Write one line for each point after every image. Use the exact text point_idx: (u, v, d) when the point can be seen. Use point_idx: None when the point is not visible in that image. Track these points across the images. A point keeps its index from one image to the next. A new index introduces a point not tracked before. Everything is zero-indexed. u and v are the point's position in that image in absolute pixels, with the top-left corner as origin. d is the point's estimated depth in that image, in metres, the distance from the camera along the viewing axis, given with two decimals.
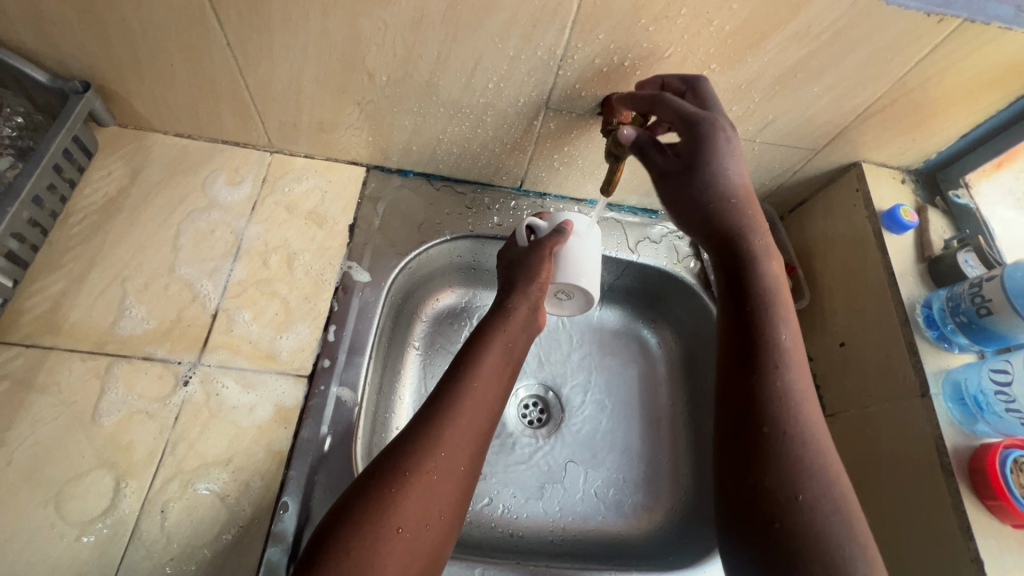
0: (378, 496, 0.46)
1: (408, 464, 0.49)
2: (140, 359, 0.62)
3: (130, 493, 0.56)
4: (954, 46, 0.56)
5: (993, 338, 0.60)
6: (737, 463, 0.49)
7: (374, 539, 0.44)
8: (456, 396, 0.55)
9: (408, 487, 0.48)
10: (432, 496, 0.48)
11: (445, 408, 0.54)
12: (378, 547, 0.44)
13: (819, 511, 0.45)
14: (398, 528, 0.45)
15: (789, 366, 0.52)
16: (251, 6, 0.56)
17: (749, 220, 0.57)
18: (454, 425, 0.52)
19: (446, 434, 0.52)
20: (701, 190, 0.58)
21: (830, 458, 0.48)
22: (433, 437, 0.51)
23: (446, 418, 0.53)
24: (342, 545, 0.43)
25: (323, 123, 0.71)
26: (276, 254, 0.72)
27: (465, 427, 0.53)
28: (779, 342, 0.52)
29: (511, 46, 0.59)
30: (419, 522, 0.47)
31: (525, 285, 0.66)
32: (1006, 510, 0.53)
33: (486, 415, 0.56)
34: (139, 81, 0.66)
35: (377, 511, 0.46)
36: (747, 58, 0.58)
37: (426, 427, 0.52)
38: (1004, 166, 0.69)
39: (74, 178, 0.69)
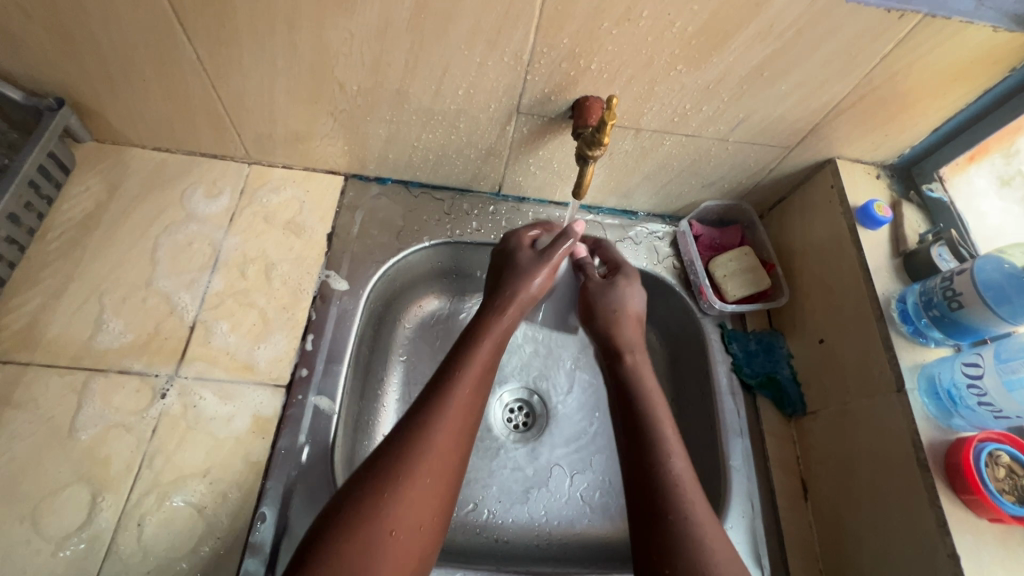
0: (366, 500, 0.45)
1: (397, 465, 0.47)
2: (116, 372, 0.62)
3: (106, 507, 0.56)
4: (919, 41, 0.56)
5: (967, 331, 0.60)
6: (643, 540, 0.49)
7: (365, 547, 0.43)
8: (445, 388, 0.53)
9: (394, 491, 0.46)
10: (422, 498, 0.47)
11: (434, 403, 0.52)
12: (370, 550, 0.43)
13: (701, 546, 0.47)
14: (389, 531, 0.44)
15: (670, 446, 0.54)
16: (217, 19, 0.56)
17: (626, 340, 0.66)
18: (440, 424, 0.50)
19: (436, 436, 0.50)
20: (604, 319, 0.68)
21: (697, 494, 0.51)
22: (421, 440, 0.49)
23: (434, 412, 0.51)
24: (334, 553, 0.42)
25: (298, 134, 0.72)
26: (254, 265, 0.72)
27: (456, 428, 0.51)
28: (661, 426, 0.56)
29: (478, 53, 0.59)
30: (411, 527, 0.46)
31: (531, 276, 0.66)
32: (982, 504, 0.53)
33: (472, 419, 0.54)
34: (113, 97, 0.67)
35: (365, 514, 0.44)
36: (712, 58, 0.59)
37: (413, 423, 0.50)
38: (976, 160, 0.70)
39: (52, 195, 0.70)
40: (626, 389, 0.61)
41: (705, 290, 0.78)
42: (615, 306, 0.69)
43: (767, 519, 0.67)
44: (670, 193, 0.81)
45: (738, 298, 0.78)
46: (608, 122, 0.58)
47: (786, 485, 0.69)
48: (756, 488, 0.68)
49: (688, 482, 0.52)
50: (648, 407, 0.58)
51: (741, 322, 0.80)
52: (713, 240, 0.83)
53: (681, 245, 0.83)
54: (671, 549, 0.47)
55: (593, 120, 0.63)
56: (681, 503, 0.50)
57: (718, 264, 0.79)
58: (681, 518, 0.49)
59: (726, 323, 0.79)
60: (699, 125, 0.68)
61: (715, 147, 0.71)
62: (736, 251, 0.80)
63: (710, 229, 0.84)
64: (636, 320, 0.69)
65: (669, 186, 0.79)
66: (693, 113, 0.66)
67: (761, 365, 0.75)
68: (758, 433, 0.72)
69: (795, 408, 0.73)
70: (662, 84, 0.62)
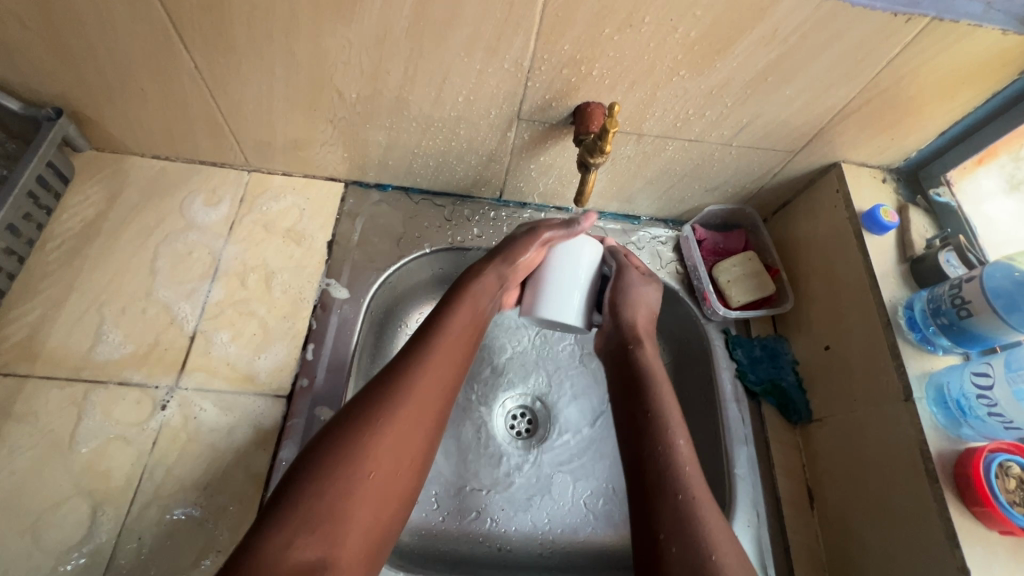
0: (347, 449, 0.48)
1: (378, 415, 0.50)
2: (117, 384, 0.62)
3: (107, 521, 0.56)
4: (926, 44, 0.55)
5: (976, 339, 0.59)
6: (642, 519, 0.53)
7: (344, 491, 0.46)
8: (426, 345, 0.56)
9: (377, 437, 0.49)
10: (401, 444, 0.50)
11: (415, 357, 0.55)
12: (350, 491, 0.46)
13: (701, 523, 0.51)
14: (371, 474, 0.47)
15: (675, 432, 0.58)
16: (215, 29, 0.56)
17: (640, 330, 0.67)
18: (412, 390, 0.52)
19: (409, 397, 0.52)
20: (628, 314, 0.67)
21: (699, 480, 0.54)
22: (401, 391, 0.51)
23: (416, 368, 0.53)
24: (317, 498, 0.45)
25: (298, 142, 0.71)
26: (254, 274, 0.71)
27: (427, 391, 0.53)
28: (665, 411, 0.60)
29: (477, 60, 0.58)
30: (388, 471, 0.48)
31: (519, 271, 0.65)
32: (992, 516, 0.52)
33: (448, 380, 0.55)
34: (112, 106, 0.66)
35: (349, 460, 0.47)
36: (715, 63, 0.58)
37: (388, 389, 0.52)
38: (984, 163, 0.68)
39: (51, 205, 0.69)
40: (629, 375, 0.65)
41: (709, 295, 0.77)
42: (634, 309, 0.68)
43: (773, 528, 0.66)
44: (673, 197, 0.80)
45: (742, 304, 0.77)
46: (610, 130, 0.57)
47: (792, 493, 0.69)
48: (761, 497, 0.68)
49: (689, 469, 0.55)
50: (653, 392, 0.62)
51: (745, 328, 0.79)
52: (716, 245, 0.82)
53: (684, 249, 0.82)
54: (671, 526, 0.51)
55: (595, 127, 0.62)
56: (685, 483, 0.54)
57: (721, 269, 0.78)
58: (682, 496, 0.53)
59: (730, 329, 0.78)
60: (702, 130, 0.67)
61: (719, 152, 0.71)
62: (740, 256, 0.79)
63: (713, 234, 0.83)
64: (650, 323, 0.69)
65: (671, 190, 0.79)
66: (696, 119, 0.65)
67: (766, 372, 0.75)
68: (764, 441, 0.71)
69: (801, 415, 0.72)
70: (664, 89, 0.61)
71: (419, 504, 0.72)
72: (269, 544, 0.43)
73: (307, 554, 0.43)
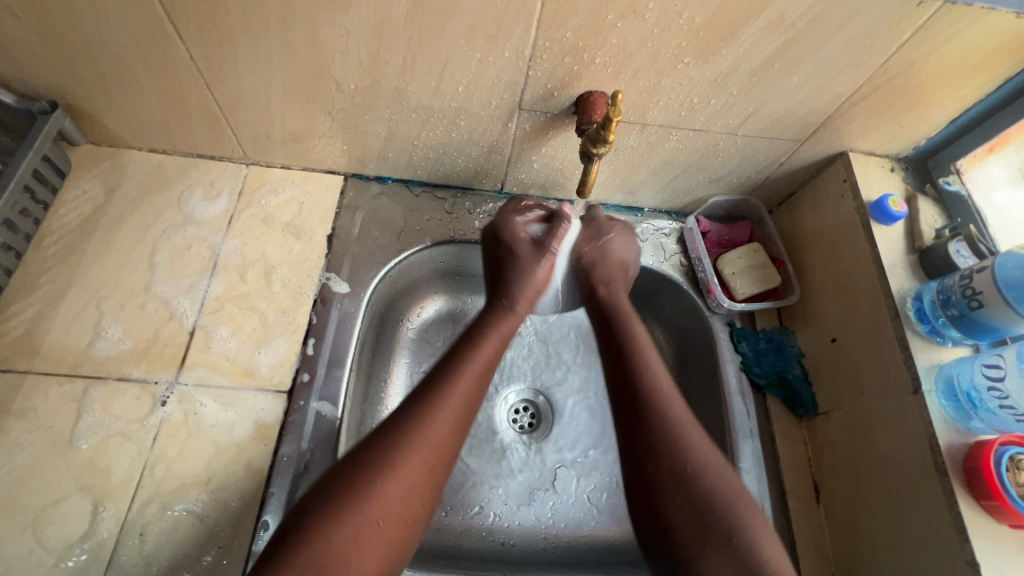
0: (358, 490, 0.46)
1: (394, 456, 0.48)
2: (116, 380, 0.62)
3: (108, 517, 0.55)
4: (937, 29, 0.54)
5: (987, 331, 0.58)
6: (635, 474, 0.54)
7: (352, 537, 0.44)
8: (448, 379, 0.55)
9: (390, 478, 0.47)
10: (413, 487, 0.48)
11: (437, 391, 0.53)
12: (357, 538, 0.44)
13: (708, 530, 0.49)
14: (379, 520, 0.45)
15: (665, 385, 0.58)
16: (210, 18, 0.55)
17: (609, 278, 0.72)
18: (428, 431, 0.50)
19: (425, 438, 0.50)
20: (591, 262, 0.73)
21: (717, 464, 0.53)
22: (418, 428, 0.50)
23: (435, 406, 0.52)
24: (321, 544, 0.43)
25: (296, 134, 0.70)
26: (254, 268, 0.71)
27: (464, 398, 0.54)
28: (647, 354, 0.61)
29: (477, 48, 0.57)
30: (397, 517, 0.46)
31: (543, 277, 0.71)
32: (1003, 510, 0.51)
33: (465, 418, 0.54)
34: (108, 99, 0.65)
35: (359, 501, 0.45)
36: (721, 50, 0.56)
37: (407, 424, 0.50)
38: (995, 150, 0.67)
39: (48, 200, 0.69)
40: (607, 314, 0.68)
41: (714, 287, 0.76)
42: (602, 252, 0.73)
43: (778, 522, 0.66)
44: (677, 189, 0.79)
45: (747, 296, 0.76)
46: (613, 119, 0.56)
47: (797, 486, 0.68)
48: (766, 491, 0.67)
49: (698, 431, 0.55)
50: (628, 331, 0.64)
51: (751, 320, 0.78)
52: (721, 237, 0.81)
53: (689, 241, 0.81)
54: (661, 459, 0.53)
55: (597, 117, 0.61)
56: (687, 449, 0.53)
57: (726, 261, 0.77)
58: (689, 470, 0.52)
59: (735, 322, 0.77)
60: (706, 119, 0.66)
61: (724, 141, 0.69)
62: (745, 248, 0.78)
63: (717, 225, 0.82)
64: (623, 267, 0.73)
65: (676, 181, 0.77)
66: (701, 107, 0.64)
67: (771, 364, 0.74)
68: (769, 435, 0.70)
69: (807, 409, 0.71)
70: (668, 77, 0.60)
71: None
72: None
73: None
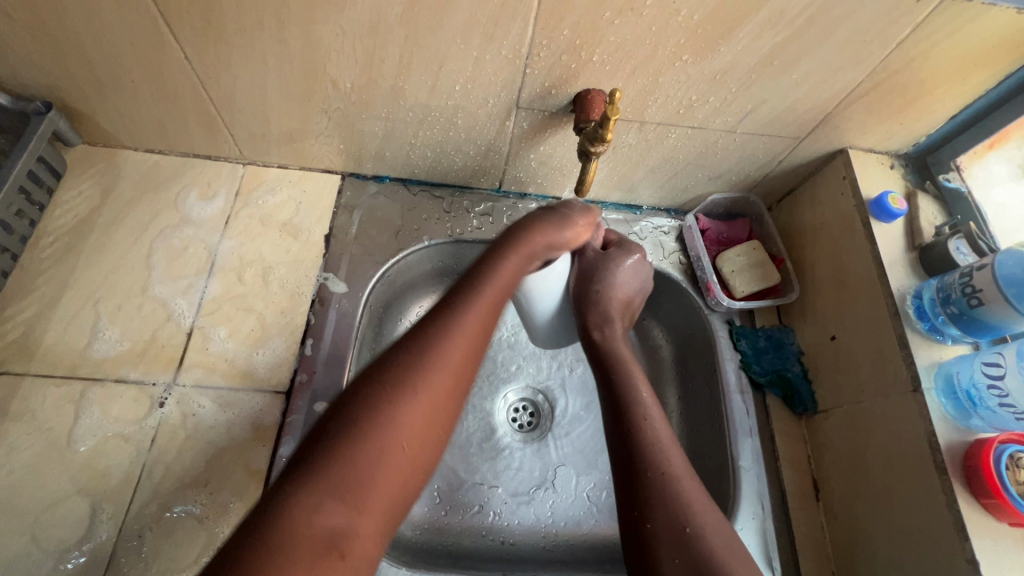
0: (380, 397, 0.40)
1: (419, 361, 0.42)
2: (113, 382, 0.62)
3: (107, 519, 0.55)
4: (938, 25, 0.54)
5: (987, 329, 0.58)
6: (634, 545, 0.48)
7: (376, 455, 0.38)
8: (477, 284, 0.48)
9: (416, 386, 0.41)
10: (440, 397, 0.42)
11: (463, 296, 0.47)
12: (382, 451, 0.38)
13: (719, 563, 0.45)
14: (403, 432, 0.39)
15: (664, 444, 0.53)
16: (204, 17, 0.54)
17: (608, 317, 0.65)
18: (453, 336, 0.44)
19: (451, 347, 0.43)
20: (590, 298, 0.65)
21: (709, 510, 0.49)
22: (441, 333, 0.44)
23: (460, 312, 0.46)
24: (342, 464, 0.37)
25: (292, 133, 0.70)
26: (251, 269, 0.70)
27: (493, 301, 0.48)
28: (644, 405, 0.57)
29: (474, 46, 0.57)
30: (424, 427, 0.41)
31: (546, 228, 0.57)
32: (1002, 508, 0.51)
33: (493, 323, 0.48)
34: (102, 99, 0.65)
35: (380, 412, 0.39)
36: (719, 47, 0.56)
37: (433, 327, 0.44)
38: (995, 147, 0.66)
39: (43, 201, 0.68)
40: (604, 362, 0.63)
41: (713, 286, 0.76)
42: (605, 284, 0.65)
43: (778, 520, 0.66)
44: (676, 186, 0.79)
45: (746, 294, 0.76)
46: (611, 118, 0.56)
47: (796, 484, 0.68)
48: (766, 489, 0.67)
49: (696, 492, 0.50)
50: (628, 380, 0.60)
51: (750, 318, 0.78)
52: (720, 235, 0.81)
53: (688, 239, 0.81)
54: (661, 532, 0.47)
55: (596, 115, 0.61)
56: (688, 511, 0.48)
57: (725, 259, 0.77)
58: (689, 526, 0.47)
59: (734, 320, 0.77)
60: (705, 116, 0.65)
61: (722, 139, 0.69)
62: (745, 246, 0.78)
63: (717, 223, 0.82)
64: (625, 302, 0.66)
65: (674, 178, 0.77)
66: (699, 105, 0.63)
67: (771, 363, 0.74)
68: (768, 433, 0.70)
69: (806, 406, 0.71)
70: (666, 75, 0.59)
71: (422, 499, 0.72)
72: (292, 509, 0.35)
73: (332, 521, 0.35)
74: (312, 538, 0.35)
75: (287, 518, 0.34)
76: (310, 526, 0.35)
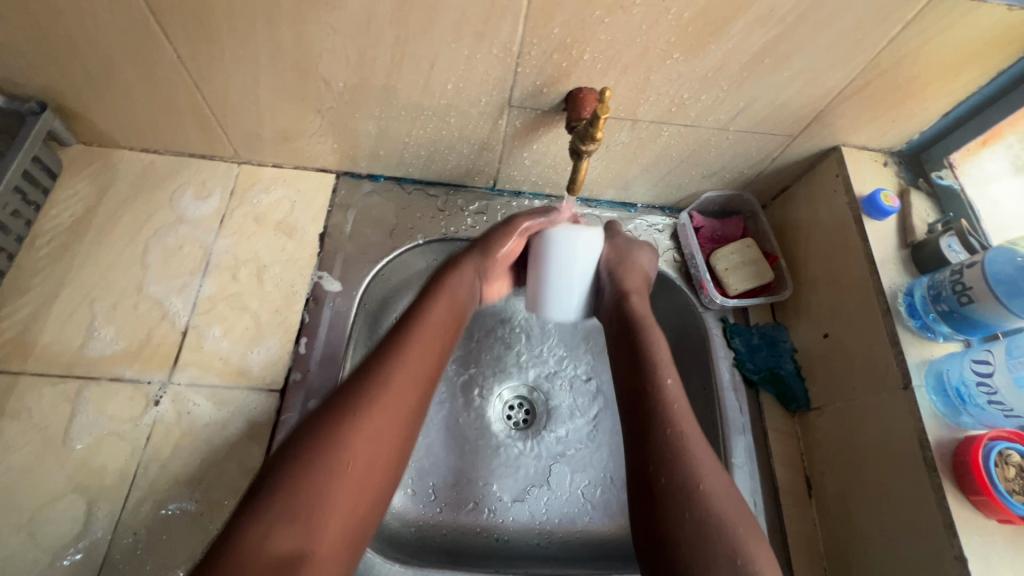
0: (325, 434, 0.46)
1: (357, 401, 0.49)
2: (109, 380, 0.62)
3: (102, 517, 0.56)
4: (928, 22, 0.54)
5: (977, 326, 0.58)
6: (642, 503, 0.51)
7: (320, 485, 0.44)
8: (406, 331, 0.56)
9: (356, 423, 0.47)
10: (379, 433, 0.48)
11: (395, 342, 0.54)
12: (325, 483, 0.44)
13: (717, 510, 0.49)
14: (346, 462, 0.46)
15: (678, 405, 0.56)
16: (196, 17, 0.54)
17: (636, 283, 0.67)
18: (388, 380, 0.51)
19: (386, 388, 0.50)
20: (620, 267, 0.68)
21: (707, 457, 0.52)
22: (376, 378, 0.51)
23: (393, 359, 0.52)
24: (290, 494, 0.43)
25: (286, 133, 0.70)
26: (246, 268, 0.71)
27: (426, 345, 0.56)
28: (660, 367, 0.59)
29: (465, 45, 0.57)
30: (367, 459, 0.47)
31: (456, 282, 0.63)
32: (990, 506, 0.51)
33: (430, 366, 0.55)
34: (96, 99, 0.65)
35: (325, 447, 0.46)
36: (710, 45, 0.56)
37: (369, 371, 0.51)
38: (989, 144, 0.66)
39: (39, 201, 0.69)
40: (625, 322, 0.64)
41: (707, 284, 0.76)
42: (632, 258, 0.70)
43: (770, 517, 0.66)
44: (669, 184, 0.79)
45: (740, 292, 0.76)
46: (601, 116, 0.56)
47: (789, 482, 0.68)
48: (759, 486, 0.67)
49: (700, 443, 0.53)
50: (648, 341, 0.62)
51: (744, 316, 0.78)
52: (714, 233, 0.81)
53: (682, 237, 0.81)
54: (676, 485, 0.50)
55: (587, 113, 0.61)
56: (697, 468, 0.51)
57: (719, 257, 0.77)
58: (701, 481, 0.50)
59: (728, 318, 0.77)
60: (697, 114, 0.65)
61: (715, 137, 0.69)
62: (739, 244, 0.78)
63: (711, 221, 0.82)
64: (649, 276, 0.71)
65: (668, 176, 0.77)
66: (691, 103, 0.64)
67: (764, 360, 0.74)
68: (761, 430, 0.71)
69: (799, 403, 0.71)
70: (658, 73, 0.59)
71: (417, 496, 0.73)
72: (248, 535, 0.40)
73: (284, 545, 0.41)
74: (268, 562, 0.40)
75: (242, 542, 0.40)
76: (264, 550, 0.40)
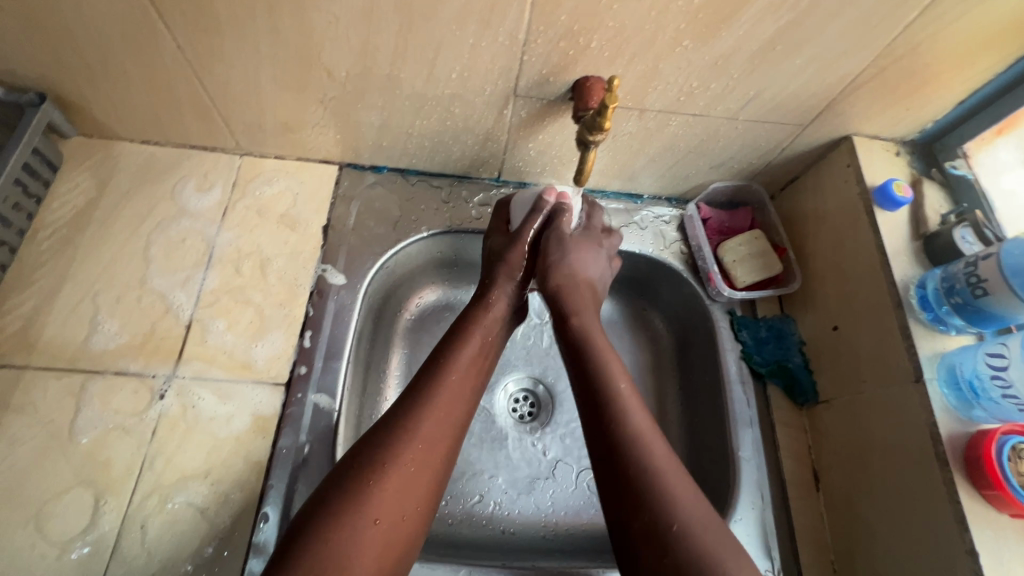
0: (354, 489, 0.47)
1: (386, 457, 0.50)
2: (113, 374, 0.62)
3: (110, 510, 0.56)
4: (946, 6, 0.52)
5: (991, 319, 0.57)
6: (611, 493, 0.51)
7: (349, 541, 0.45)
8: (436, 379, 0.57)
9: (384, 480, 0.48)
10: (408, 490, 0.49)
11: (426, 392, 0.55)
12: (355, 540, 0.45)
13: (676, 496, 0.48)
14: (373, 520, 0.46)
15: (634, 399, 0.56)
16: (196, 6, 0.53)
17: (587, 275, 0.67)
18: (418, 433, 0.52)
19: (414, 441, 0.51)
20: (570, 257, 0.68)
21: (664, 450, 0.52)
22: (406, 431, 0.52)
23: (422, 412, 0.53)
24: (317, 555, 0.43)
25: (288, 123, 0.69)
26: (249, 261, 0.70)
27: (455, 393, 0.57)
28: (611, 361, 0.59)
29: (470, 33, 0.56)
30: (394, 517, 0.48)
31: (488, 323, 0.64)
32: (1003, 499, 0.51)
33: (457, 415, 0.56)
34: (95, 90, 0.64)
35: (354, 504, 0.47)
36: (721, 32, 0.55)
37: (400, 423, 0.52)
38: (1004, 133, 0.65)
39: (40, 194, 0.68)
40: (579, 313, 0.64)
41: (714, 276, 0.75)
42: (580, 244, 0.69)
43: (777, 510, 0.66)
44: (676, 175, 0.78)
45: (748, 284, 0.75)
46: (609, 105, 0.55)
47: (797, 474, 0.68)
48: (766, 480, 0.67)
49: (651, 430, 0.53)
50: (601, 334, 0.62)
51: (751, 308, 0.77)
52: (722, 224, 0.80)
53: (689, 229, 0.80)
54: (638, 472, 0.50)
55: (594, 103, 0.60)
56: (651, 454, 0.51)
57: (727, 249, 0.76)
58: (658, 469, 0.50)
59: (736, 310, 0.76)
60: (706, 103, 0.64)
61: (724, 126, 0.68)
62: (747, 236, 0.77)
63: (719, 212, 0.81)
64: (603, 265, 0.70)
65: (675, 167, 0.76)
66: (701, 91, 0.62)
67: (772, 353, 0.73)
68: (769, 423, 0.70)
69: (807, 396, 0.71)
70: (667, 61, 0.58)
71: None
72: None
73: None
74: None
75: None
76: None
